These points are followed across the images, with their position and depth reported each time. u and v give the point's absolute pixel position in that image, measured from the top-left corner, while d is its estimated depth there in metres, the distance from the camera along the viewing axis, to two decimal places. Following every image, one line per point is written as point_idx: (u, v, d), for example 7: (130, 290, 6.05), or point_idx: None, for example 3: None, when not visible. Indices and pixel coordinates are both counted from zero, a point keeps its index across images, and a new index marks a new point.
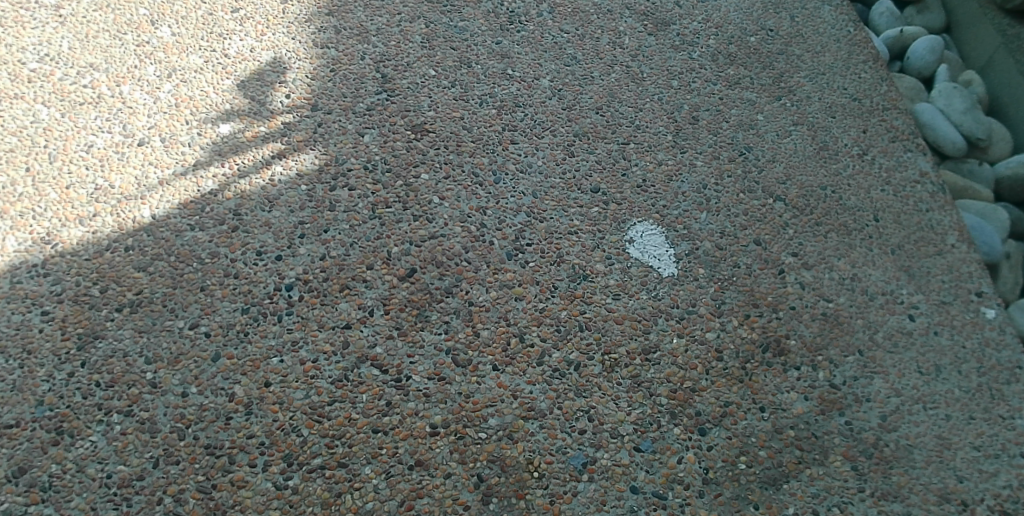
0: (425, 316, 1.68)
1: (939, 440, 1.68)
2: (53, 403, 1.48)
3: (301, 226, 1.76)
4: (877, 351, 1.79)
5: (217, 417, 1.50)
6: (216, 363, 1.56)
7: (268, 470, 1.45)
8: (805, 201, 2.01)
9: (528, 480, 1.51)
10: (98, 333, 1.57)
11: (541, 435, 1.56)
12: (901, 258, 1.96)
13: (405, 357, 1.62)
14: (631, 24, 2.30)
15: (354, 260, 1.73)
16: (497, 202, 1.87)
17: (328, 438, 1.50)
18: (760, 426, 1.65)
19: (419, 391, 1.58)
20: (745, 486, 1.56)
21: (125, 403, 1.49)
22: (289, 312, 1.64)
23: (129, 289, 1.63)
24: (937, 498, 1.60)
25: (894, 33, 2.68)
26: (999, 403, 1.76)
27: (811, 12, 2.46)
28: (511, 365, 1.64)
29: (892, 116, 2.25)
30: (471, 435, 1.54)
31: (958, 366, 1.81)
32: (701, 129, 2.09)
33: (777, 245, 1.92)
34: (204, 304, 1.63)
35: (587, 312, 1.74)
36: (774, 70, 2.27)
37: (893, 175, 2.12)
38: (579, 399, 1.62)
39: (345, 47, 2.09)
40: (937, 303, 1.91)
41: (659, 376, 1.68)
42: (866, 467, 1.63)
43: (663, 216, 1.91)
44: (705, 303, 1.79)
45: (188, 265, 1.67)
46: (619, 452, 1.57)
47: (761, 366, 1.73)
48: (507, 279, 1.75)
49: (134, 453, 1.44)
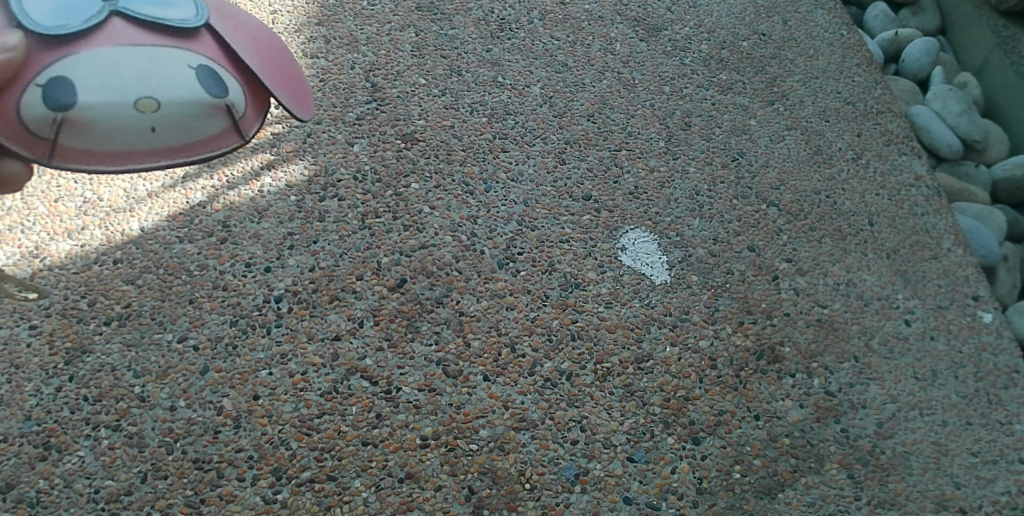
0: (415, 326, 1.66)
1: (935, 447, 1.67)
2: (41, 418, 1.46)
3: (290, 237, 1.74)
4: (872, 357, 1.78)
5: (205, 431, 1.48)
6: (204, 377, 1.54)
7: (257, 484, 1.44)
8: (799, 206, 2.00)
9: (520, 492, 1.50)
10: (86, 347, 1.55)
11: (533, 446, 1.55)
12: (896, 263, 1.95)
13: (395, 368, 1.60)
14: (622, 30, 2.28)
15: (343, 270, 1.71)
16: (488, 211, 1.86)
17: (317, 452, 1.49)
18: (754, 434, 1.63)
19: (409, 403, 1.57)
20: (740, 495, 1.55)
21: (113, 418, 1.48)
22: (278, 324, 1.62)
23: (117, 302, 1.61)
24: (934, 506, 1.59)
25: (889, 36, 2.67)
26: (996, 409, 1.75)
27: (804, 15, 2.45)
28: (502, 375, 1.63)
29: (886, 120, 2.24)
30: (462, 446, 1.53)
31: (954, 371, 1.79)
32: (693, 135, 2.08)
33: (771, 251, 1.90)
34: (192, 317, 1.61)
35: (579, 320, 1.73)
36: (767, 75, 2.26)
37: (887, 179, 2.10)
38: (571, 409, 1.61)
39: (334, 56, 2.08)
40: (934, 308, 1.89)
41: (653, 385, 1.66)
42: (862, 474, 1.61)
43: (655, 223, 1.90)
44: (698, 311, 1.78)
45: (177, 278, 1.65)
46: (612, 463, 1.56)
47: (755, 374, 1.72)
48: (498, 289, 1.74)
49: (122, 468, 1.43)
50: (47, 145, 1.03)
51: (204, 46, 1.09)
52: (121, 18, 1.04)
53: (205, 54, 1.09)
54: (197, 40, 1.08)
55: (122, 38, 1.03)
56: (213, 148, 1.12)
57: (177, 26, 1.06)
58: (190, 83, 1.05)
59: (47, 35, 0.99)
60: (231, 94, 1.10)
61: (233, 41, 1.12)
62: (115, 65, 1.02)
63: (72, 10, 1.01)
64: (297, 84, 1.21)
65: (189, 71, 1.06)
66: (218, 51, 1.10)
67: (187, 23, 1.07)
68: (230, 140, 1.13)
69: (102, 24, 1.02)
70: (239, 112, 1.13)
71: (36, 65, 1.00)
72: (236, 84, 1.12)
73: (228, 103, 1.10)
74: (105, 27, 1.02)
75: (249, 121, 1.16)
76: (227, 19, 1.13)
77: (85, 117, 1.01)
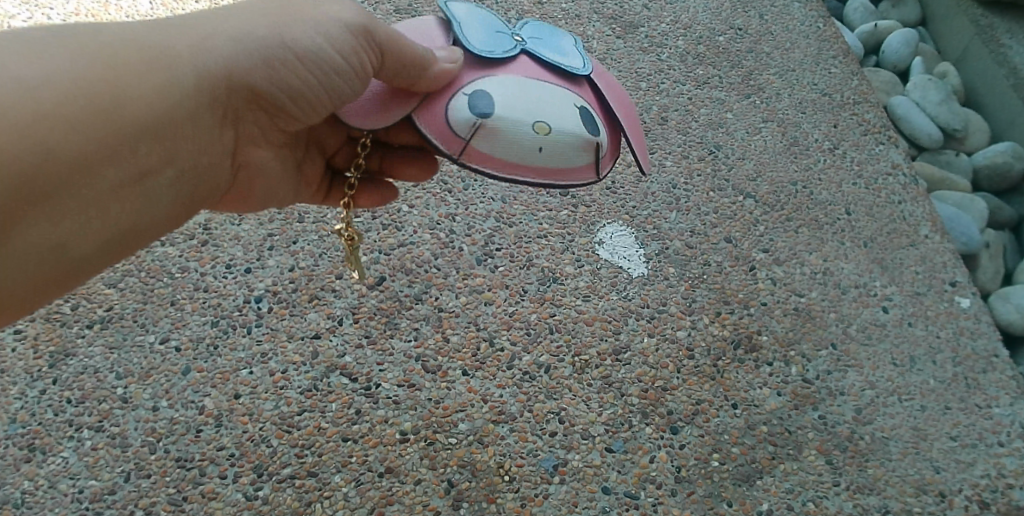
0: (394, 323, 1.68)
1: (914, 432, 1.69)
2: (25, 421, 1.49)
3: (270, 238, 1.76)
4: (850, 344, 1.80)
5: (188, 430, 1.51)
6: (186, 377, 1.57)
7: (238, 481, 1.47)
8: (775, 197, 2.02)
9: (499, 484, 1.52)
10: (69, 350, 1.57)
11: (511, 439, 1.58)
12: (874, 251, 1.96)
13: (374, 365, 1.63)
14: (599, 28, 2.31)
15: (322, 270, 1.73)
16: (466, 209, 1.88)
17: (298, 448, 1.51)
18: (732, 423, 1.65)
19: (389, 399, 1.59)
20: (718, 483, 1.57)
21: (96, 419, 1.50)
22: (258, 324, 1.65)
23: (100, 305, 1.63)
24: (913, 490, 1.61)
25: (869, 29, 2.70)
26: (975, 393, 1.77)
27: (780, 9, 2.47)
28: (481, 370, 1.65)
29: (863, 110, 2.25)
30: (441, 440, 1.56)
31: (932, 357, 1.81)
32: (670, 130, 2.10)
33: (748, 241, 1.92)
34: (174, 318, 1.63)
35: (557, 314, 1.74)
36: (743, 68, 2.28)
37: (865, 168, 2.12)
38: (549, 401, 1.63)
39: None
40: (912, 294, 1.91)
41: (630, 376, 1.68)
42: (841, 460, 1.63)
43: (633, 217, 1.92)
44: (676, 302, 1.80)
45: (159, 280, 1.67)
46: (591, 454, 1.58)
47: (732, 363, 1.73)
48: (476, 284, 1.76)
49: (105, 468, 1.45)
50: (459, 143, 1.05)
51: (584, 92, 1.13)
52: (529, 55, 1.11)
53: (582, 96, 1.12)
54: (584, 84, 1.12)
55: (530, 72, 1.09)
56: (576, 181, 1.11)
57: (569, 71, 1.11)
58: (573, 116, 1.08)
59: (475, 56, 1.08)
60: (600, 134, 1.11)
61: (604, 93, 1.15)
62: (523, 90, 1.07)
63: (495, 41, 1.10)
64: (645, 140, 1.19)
65: (575, 109, 1.09)
66: (593, 99, 1.14)
67: (578, 68, 1.12)
68: (586, 177, 1.12)
69: (514, 59, 1.10)
70: (600, 151, 1.12)
71: (461, 81, 1.07)
72: (603, 126, 1.12)
73: (596, 141, 1.10)
74: (516, 62, 1.09)
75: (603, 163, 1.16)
76: (603, 75, 1.18)
77: (496, 127, 1.05)
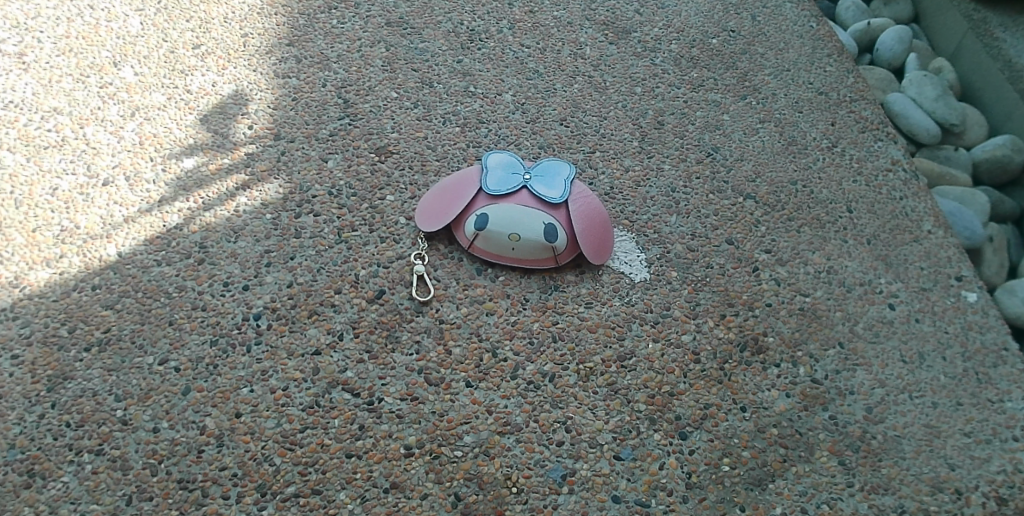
0: (396, 337, 1.66)
1: (927, 429, 1.66)
2: (25, 446, 1.46)
3: (267, 254, 1.75)
4: (857, 342, 1.77)
5: (189, 451, 1.48)
6: (186, 397, 1.54)
7: (241, 501, 1.44)
8: (776, 197, 2.00)
9: (507, 496, 1.49)
10: (67, 374, 1.54)
11: (518, 450, 1.55)
12: (877, 248, 1.95)
13: (376, 379, 1.60)
14: (591, 34, 2.30)
15: (321, 285, 1.72)
16: None
17: (301, 466, 1.49)
18: (742, 426, 1.62)
19: (392, 413, 1.56)
20: (729, 488, 1.54)
21: (96, 442, 1.47)
22: (257, 342, 1.62)
23: (97, 328, 1.61)
24: (929, 488, 1.58)
25: (861, 26, 2.69)
26: (986, 388, 1.74)
27: (773, 10, 2.47)
28: (485, 381, 1.63)
29: (860, 107, 2.25)
30: (446, 453, 1.53)
31: (942, 352, 1.78)
32: (667, 133, 2.09)
33: (750, 243, 1.91)
34: (173, 338, 1.61)
35: (559, 322, 1.73)
36: (738, 70, 2.28)
37: (864, 165, 2.11)
38: (555, 411, 1.60)
39: (306, 75, 2.08)
40: (917, 290, 1.89)
41: (637, 382, 1.66)
42: (854, 461, 1.60)
43: (632, 222, 1.90)
44: (679, 306, 1.78)
45: (156, 301, 1.65)
46: (599, 462, 1.55)
47: (739, 366, 1.71)
48: (477, 295, 1.74)
49: (106, 492, 1.42)
50: (468, 241, 1.78)
51: (560, 213, 1.79)
52: (528, 189, 1.80)
53: (557, 216, 1.78)
54: (560, 207, 1.78)
55: (523, 201, 1.78)
56: (540, 266, 1.78)
57: (550, 200, 1.78)
58: (541, 230, 1.76)
59: (492, 190, 1.79)
60: (558, 241, 1.76)
61: (576, 211, 1.79)
62: (513, 215, 1.77)
63: (507, 181, 1.81)
64: (609, 243, 1.81)
65: (546, 224, 1.77)
66: (566, 218, 1.79)
67: (556, 198, 1.78)
68: (546, 265, 1.78)
69: (515, 193, 1.79)
70: (559, 250, 1.77)
71: (477, 204, 1.79)
72: (564, 235, 1.77)
73: (553, 245, 1.76)
74: (516, 194, 1.79)
75: (566, 253, 1.78)
76: (582, 200, 1.82)
77: (490, 231, 1.76)
